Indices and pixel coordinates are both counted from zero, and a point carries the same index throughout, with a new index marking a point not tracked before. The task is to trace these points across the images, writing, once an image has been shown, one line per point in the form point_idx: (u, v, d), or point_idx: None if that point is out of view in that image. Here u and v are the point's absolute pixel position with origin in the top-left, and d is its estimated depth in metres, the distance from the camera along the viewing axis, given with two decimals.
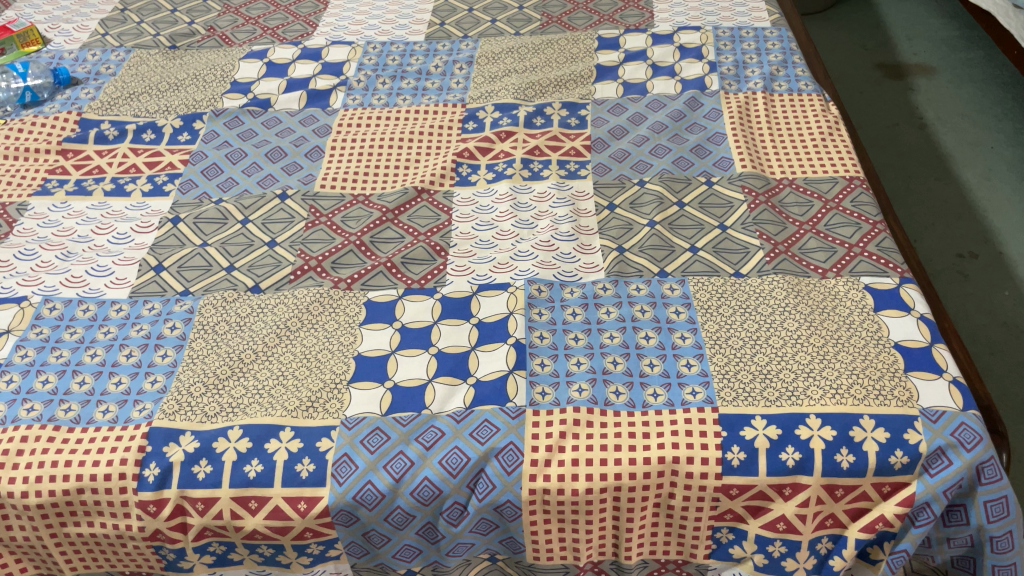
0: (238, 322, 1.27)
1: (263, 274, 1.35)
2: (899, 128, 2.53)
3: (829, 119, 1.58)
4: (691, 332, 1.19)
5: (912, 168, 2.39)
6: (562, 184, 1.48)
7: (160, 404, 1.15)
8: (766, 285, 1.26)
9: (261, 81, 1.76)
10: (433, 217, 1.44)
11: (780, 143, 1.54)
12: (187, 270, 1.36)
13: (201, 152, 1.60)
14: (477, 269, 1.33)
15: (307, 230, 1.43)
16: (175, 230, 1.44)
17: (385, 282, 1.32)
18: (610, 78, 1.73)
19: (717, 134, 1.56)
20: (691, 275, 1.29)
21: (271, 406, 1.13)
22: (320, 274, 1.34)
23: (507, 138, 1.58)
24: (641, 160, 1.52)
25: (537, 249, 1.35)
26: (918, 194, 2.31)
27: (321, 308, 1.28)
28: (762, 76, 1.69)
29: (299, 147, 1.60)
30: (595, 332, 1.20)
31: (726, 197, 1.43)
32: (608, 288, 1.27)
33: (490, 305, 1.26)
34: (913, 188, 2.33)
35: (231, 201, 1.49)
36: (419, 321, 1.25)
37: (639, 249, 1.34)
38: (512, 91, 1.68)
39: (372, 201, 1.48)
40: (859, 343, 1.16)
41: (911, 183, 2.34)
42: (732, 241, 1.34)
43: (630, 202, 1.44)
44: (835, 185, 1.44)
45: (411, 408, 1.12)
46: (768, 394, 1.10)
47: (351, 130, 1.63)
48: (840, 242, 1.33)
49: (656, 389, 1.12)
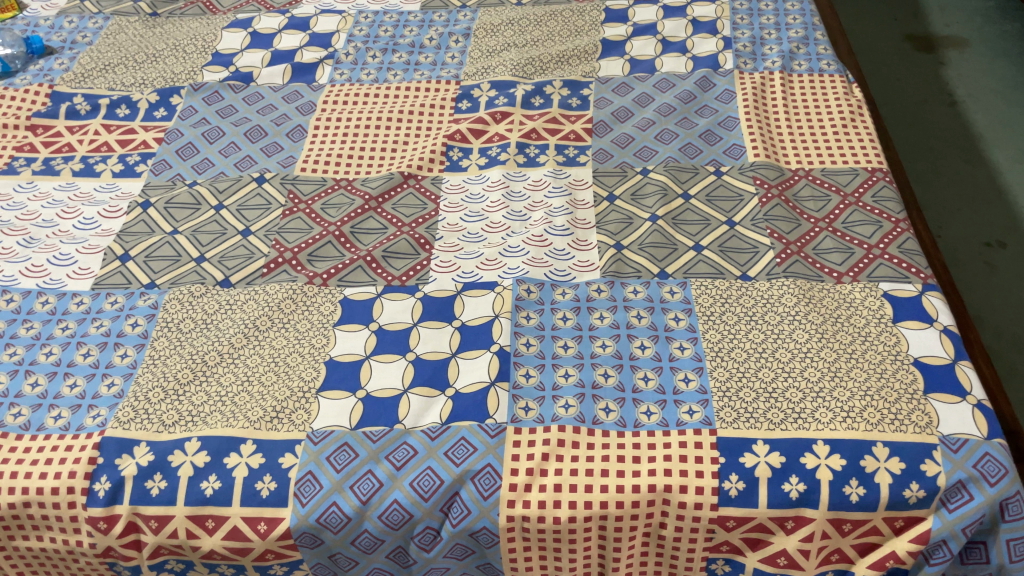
0: (204, 319, 1.18)
1: (234, 266, 1.26)
2: (927, 105, 2.39)
3: (852, 103, 1.46)
4: (690, 342, 1.09)
5: (939, 149, 2.26)
6: (560, 172, 1.38)
7: (115, 410, 1.07)
8: (775, 291, 1.15)
9: (243, 53, 1.65)
10: (420, 206, 1.34)
11: (798, 128, 1.43)
12: (154, 261, 1.28)
13: (176, 130, 1.50)
14: (464, 265, 1.24)
15: (284, 218, 1.33)
16: (145, 215, 1.35)
17: (364, 278, 1.23)
18: (617, 54, 1.61)
19: (729, 118, 1.45)
20: (694, 277, 1.18)
21: (233, 416, 1.05)
22: (295, 267, 1.25)
23: (502, 119, 1.47)
24: (646, 147, 1.41)
25: (528, 244, 1.26)
26: (945, 177, 2.18)
27: (294, 305, 1.19)
28: (780, 54, 1.57)
29: (280, 126, 1.50)
30: (586, 340, 1.11)
31: (735, 188, 1.32)
32: (603, 290, 1.17)
33: (474, 307, 1.17)
34: (940, 171, 2.19)
35: (206, 184, 1.40)
36: (398, 323, 1.16)
37: (639, 246, 1.24)
38: (510, 67, 1.57)
39: (355, 187, 1.38)
40: (875, 359, 1.06)
41: (938, 166, 2.21)
42: (740, 240, 1.24)
43: (631, 192, 1.33)
44: (856, 178, 1.33)
45: (383, 422, 1.04)
46: (772, 415, 1.00)
47: (336, 108, 1.52)
48: (858, 243, 1.22)
49: (649, 407, 1.02)
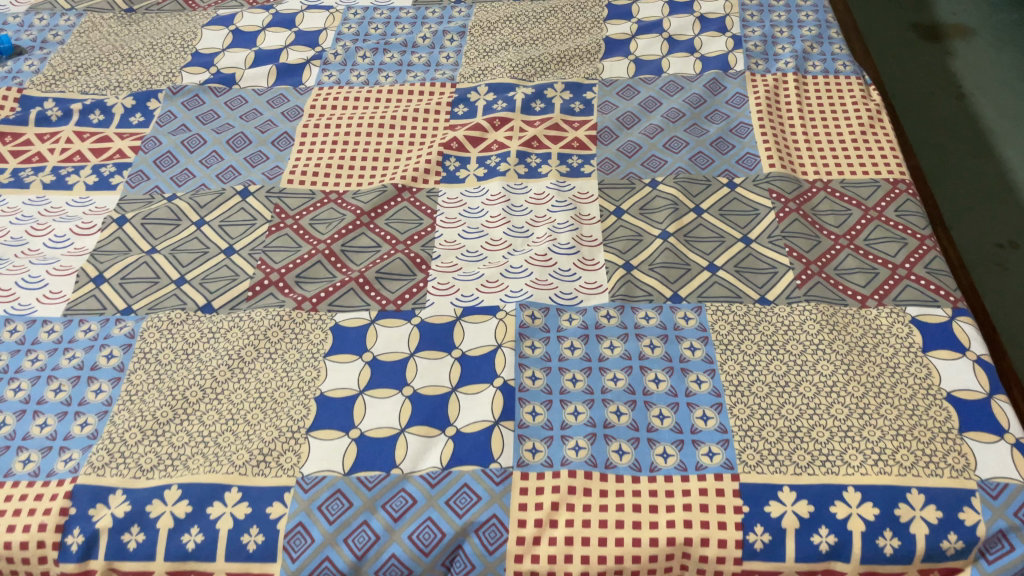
0: (185, 349, 1.10)
1: (216, 289, 1.18)
2: (935, 98, 2.31)
3: (870, 107, 1.38)
4: (708, 375, 1.02)
5: (949, 143, 2.18)
6: (563, 184, 1.30)
7: (88, 454, 0.99)
8: (796, 317, 1.08)
9: (225, 53, 1.55)
10: (415, 221, 1.26)
11: (814, 135, 1.35)
12: (130, 283, 1.19)
13: (154, 137, 1.41)
14: (463, 288, 1.16)
15: (269, 236, 1.25)
16: (120, 232, 1.26)
17: (357, 303, 1.15)
18: (621, 53, 1.52)
19: (742, 124, 1.37)
20: (710, 301, 1.11)
21: (216, 461, 0.98)
22: (282, 290, 1.17)
23: (501, 126, 1.39)
24: (654, 156, 1.33)
25: (531, 264, 1.18)
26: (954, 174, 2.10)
27: (281, 334, 1.11)
28: (793, 54, 1.48)
29: (264, 133, 1.41)
30: (596, 373, 1.03)
31: (750, 202, 1.24)
32: (612, 316, 1.10)
33: (475, 335, 1.09)
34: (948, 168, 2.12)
35: (186, 197, 1.31)
36: (393, 353, 1.08)
37: (649, 266, 1.16)
38: (508, 69, 1.49)
39: (346, 200, 1.30)
40: (905, 394, 0.99)
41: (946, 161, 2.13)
42: (757, 259, 1.16)
43: (640, 206, 1.25)
44: (877, 190, 1.25)
45: (378, 466, 0.96)
46: (798, 458, 0.93)
47: (324, 113, 1.44)
48: (882, 262, 1.15)
49: (666, 449, 0.95)
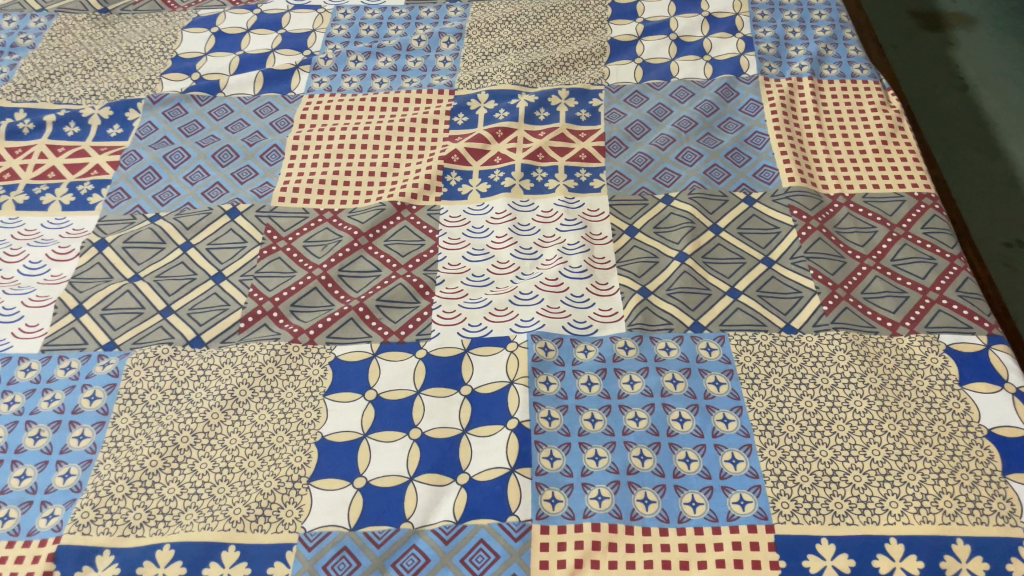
0: (173, 388, 1.03)
1: (205, 320, 1.10)
2: (937, 90, 2.22)
3: (890, 114, 1.32)
4: (735, 413, 0.96)
5: (951, 137, 2.08)
6: (572, 200, 1.23)
7: (72, 510, 0.92)
8: (825, 347, 1.02)
9: (207, 58, 1.47)
10: (416, 242, 1.19)
11: (833, 145, 1.29)
12: (112, 315, 1.12)
13: (134, 151, 1.32)
14: (470, 316, 1.09)
15: (261, 259, 1.17)
16: (100, 257, 1.18)
17: (357, 334, 1.08)
18: (627, 56, 1.45)
19: (757, 134, 1.30)
20: (732, 330, 1.05)
21: (211, 516, 0.91)
22: (276, 320, 1.10)
23: (504, 137, 1.32)
24: (667, 169, 1.26)
25: (542, 289, 1.11)
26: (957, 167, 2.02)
27: (277, 369, 1.04)
28: (808, 57, 1.42)
29: (252, 146, 1.33)
30: (617, 412, 0.97)
31: (771, 219, 1.18)
32: (631, 348, 1.03)
33: (485, 369, 1.03)
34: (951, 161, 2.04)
35: (170, 218, 1.23)
36: (397, 390, 1.01)
37: (667, 291, 1.10)
38: (509, 74, 1.41)
39: (342, 220, 1.22)
40: (943, 432, 0.94)
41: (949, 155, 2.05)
42: (780, 282, 1.10)
43: (654, 224, 1.19)
44: (903, 205, 1.19)
45: (387, 520, 0.90)
46: (835, 506, 0.88)
47: (315, 123, 1.35)
48: (912, 284, 1.09)
49: (694, 497, 0.89)
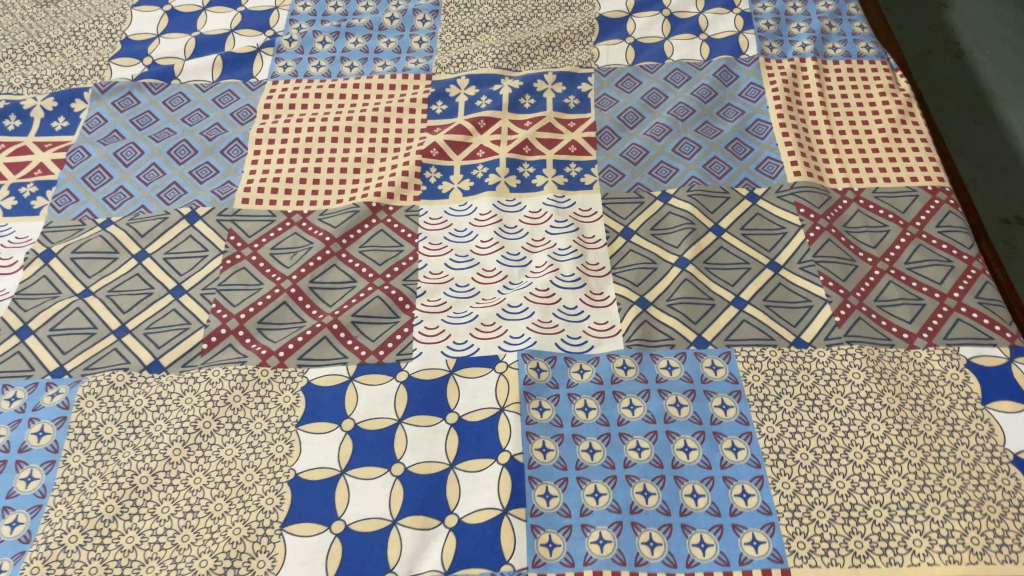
0: (131, 421, 0.94)
1: (164, 341, 1.01)
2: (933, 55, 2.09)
3: (899, 98, 1.23)
4: (744, 441, 0.89)
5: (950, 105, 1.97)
6: (561, 198, 1.14)
7: (20, 565, 0.84)
8: (838, 364, 0.95)
9: (160, 40, 1.35)
10: (394, 248, 1.09)
11: (839, 134, 1.20)
12: (61, 336, 1.02)
13: (82, 148, 1.21)
14: (455, 333, 1.00)
15: (224, 270, 1.07)
16: (47, 270, 1.08)
17: (332, 355, 0.99)
18: (618, 35, 1.34)
19: (759, 122, 1.21)
20: (739, 345, 0.97)
21: (175, 569, 0.83)
22: (243, 341, 1.00)
23: (487, 127, 1.22)
24: (663, 162, 1.17)
25: (532, 301, 1.03)
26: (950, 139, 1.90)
27: (245, 398, 0.95)
28: (811, 35, 1.32)
29: (212, 139, 1.22)
30: (617, 441, 0.89)
31: (776, 218, 1.10)
32: (630, 367, 0.96)
33: (473, 394, 0.94)
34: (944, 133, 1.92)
35: (123, 223, 1.12)
36: (377, 420, 0.93)
37: (667, 302, 1.02)
38: (492, 57, 1.31)
39: (312, 224, 1.12)
40: (967, 458, 0.87)
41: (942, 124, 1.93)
42: (789, 290, 1.02)
43: (652, 225, 1.10)
44: (915, 201, 1.11)
45: (369, 570, 0.82)
46: (855, 546, 0.81)
47: (281, 113, 1.25)
48: (928, 290, 1.02)
49: (703, 537, 0.82)
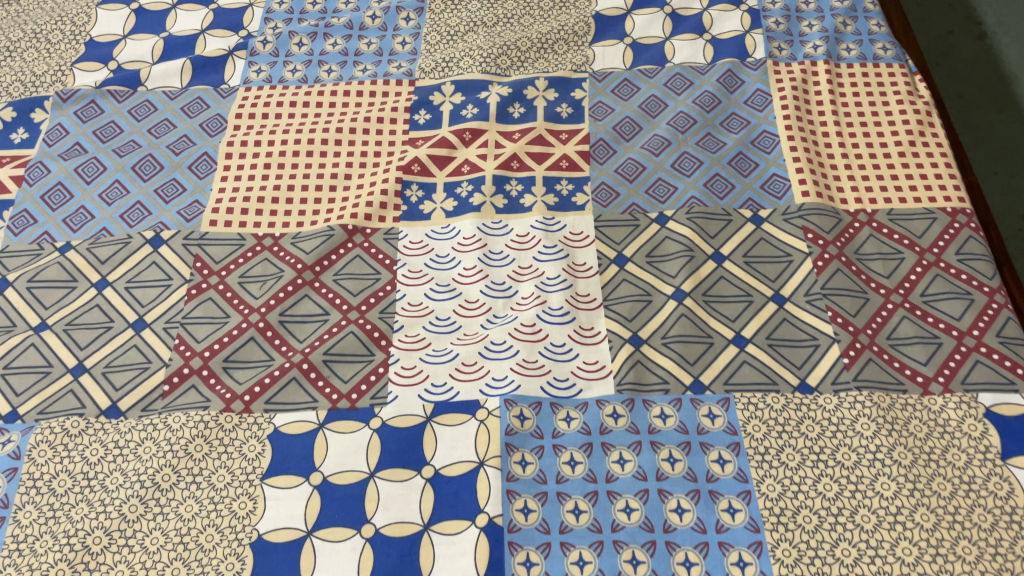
0: (85, 473, 0.88)
1: (122, 382, 0.94)
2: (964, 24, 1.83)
3: (918, 106, 1.14)
4: (742, 501, 0.82)
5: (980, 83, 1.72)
6: (551, 220, 1.06)
7: None
8: (846, 413, 0.88)
9: (126, 42, 1.27)
10: (370, 276, 1.02)
11: (853, 147, 1.11)
12: (14, 376, 0.95)
13: (41, 163, 1.13)
14: (433, 374, 0.93)
15: (188, 301, 1.00)
16: (2, 301, 1.01)
17: (301, 398, 0.92)
18: (615, 34, 1.25)
19: (765, 134, 1.13)
20: (738, 390, 0.90)
21: None
22: (208, 382, 0.94)
23: (473, 140, 1.14)
24: (662, 180, 1.09)
25: (516, 338, 0.95)
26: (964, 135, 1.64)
27: (207, 448, 0.89)
28: (823, 35, 1.23)
29: (179, 154, 1.14)
30: (604, 501, 0.83)
31: (782, 245, 1.02)
32: (620, 416, 0.89)
33: (451, 445, 0.88)
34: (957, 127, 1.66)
35: (83, 248, 1.05)
36: (347, 473, 0.86)
37: (662, 340, 0.94)
38: (479, 60, 1.22)
39: (284, 248, 1.05)
40: (984, 523, 0.80)
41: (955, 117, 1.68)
42: (795, 327, 0.95)
43: (648, 252, 1.02)
44: (934, 223, 1.02)
45: None
46: None
47: (253, 124, 1.16)
48: (945, 327, 0.94)
49: None
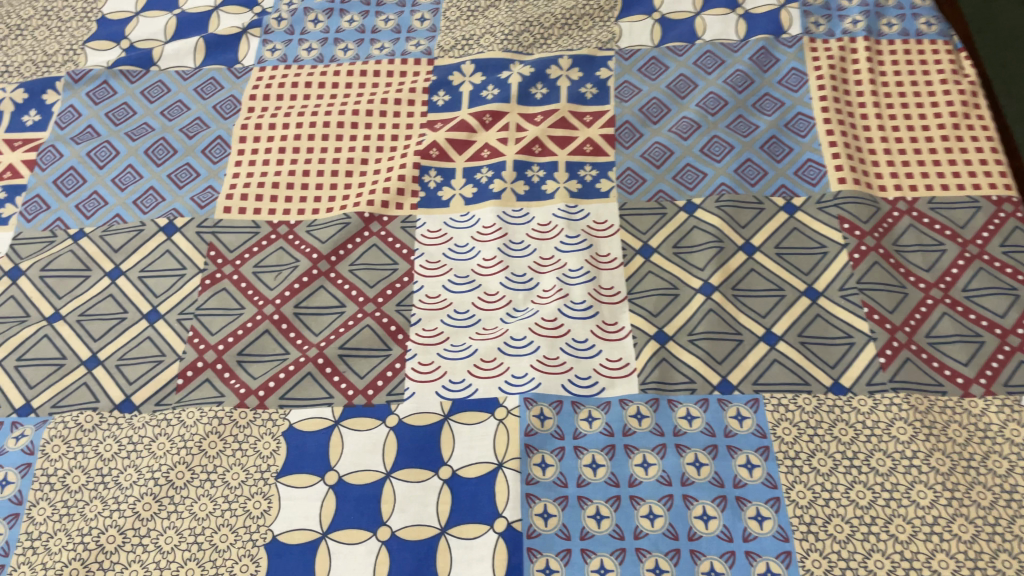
0: (98, 470, 0.86)
1: (136, 375, 0.93)
2: None
3: (964, 85, 1.08)
4: (770, 508, 0.79)
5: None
6: (573, 208, 1.02)
7: None
8: (881, 416, 0.84)
9: (139, 20, 1.24)
10: (387, 267, 0.99)
11: (893, 130, 1.05)
12: (28, 368, 0.94)
13: (53, 147, 1.11)
14: (451, 370, 0.91)
15: (202, 292, 0.98)
16: (16, 291, 1.00)
17: (317, 394, 0.90)
18: (643, 9, 1.20)
19: (799, 116, 1.07)
20: (768, 391, 0.87)
21: None
22: (222, 376, 0.92)
23: (494, 123, 1.10)
24: (690, 166, 1.04)
25: (537, 333, 0.92)
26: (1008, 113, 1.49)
27: (221, 445, 0.87)
28: (863, 9, 1.17)
29: (192, 137, 1.11)
30: (627, 507, 0.80)
31: (816, 235, 0.97)
32: (644, 417, 0.85)
33: (470, 445, 0.85)
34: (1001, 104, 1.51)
35: (96, 235, 1.03)
36: (364, 472, 0.84)
37: (689, 337, 0.91)
38: (501, 37, 1.18)
39: (299, 237, 1.02)
40: None
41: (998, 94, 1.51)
42: (828, 324, 0.91)
43: (675, 243, 0.98)
44: (978, 213, 0.97)
45: None
46: None
47: (268, 106, 1.13)
48: (988, 325, 0.89)
49: None
